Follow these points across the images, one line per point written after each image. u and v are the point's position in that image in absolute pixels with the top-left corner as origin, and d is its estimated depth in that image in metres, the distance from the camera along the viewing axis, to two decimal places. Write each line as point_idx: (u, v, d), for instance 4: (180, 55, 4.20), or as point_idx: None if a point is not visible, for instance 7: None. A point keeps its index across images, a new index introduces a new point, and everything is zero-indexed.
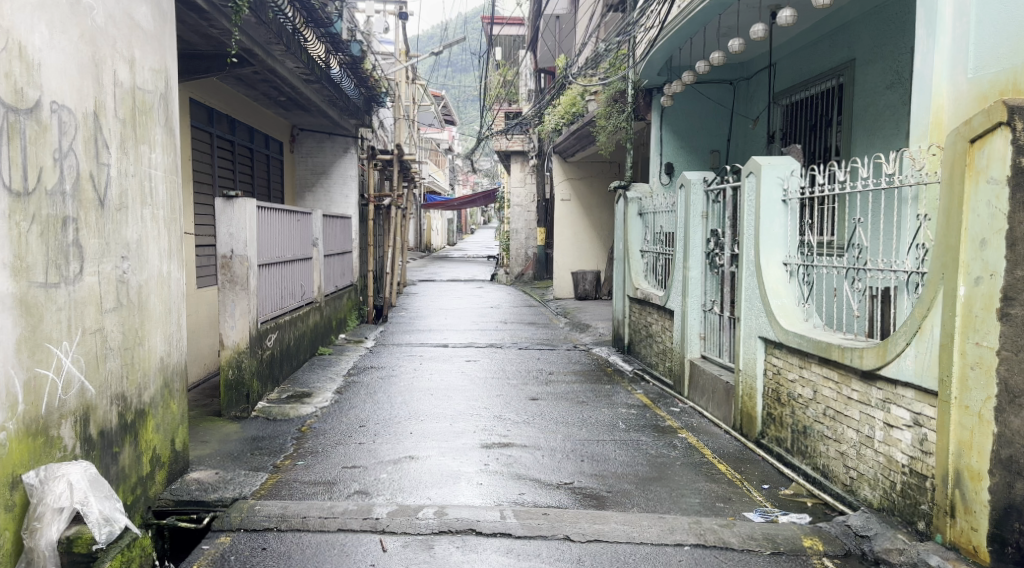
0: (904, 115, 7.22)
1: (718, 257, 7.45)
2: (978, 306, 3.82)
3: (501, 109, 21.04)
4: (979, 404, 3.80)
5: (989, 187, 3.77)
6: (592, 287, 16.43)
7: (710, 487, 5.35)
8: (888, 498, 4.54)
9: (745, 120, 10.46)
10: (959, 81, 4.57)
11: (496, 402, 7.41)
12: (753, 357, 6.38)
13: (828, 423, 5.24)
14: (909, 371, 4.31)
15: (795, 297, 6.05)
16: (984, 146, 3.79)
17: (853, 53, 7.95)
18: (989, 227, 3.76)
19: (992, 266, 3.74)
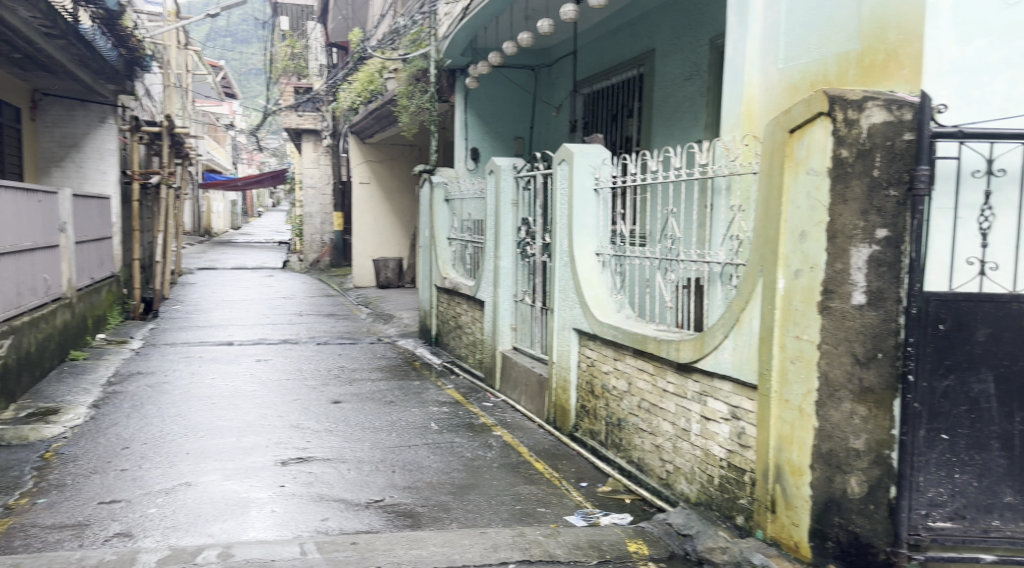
0: (702, 107, 7.33)
1: (528, 246, 7.19)
2: (798, 299, 3.77)
3: (290, 83, 19.76)
4: (799, 398, 3.75)
5: (809, 178, 3.71)
6: (394, 274, 16.01)
7: (529, 491, 5.05)
8: (704, 492, 4.47)
9: (547, 108, 10.51)
10: (769, 71, 4.72)
11: (292, 408, 6.69)
12: (566, 349, 6.18)
13: (643, 415, 5.13)
14: (727, 364, 4.23)
15: (608, 288, 5.91)
16: (805, 136, 3.72)
17: (652, 43, 8.02)
18: (809, 220, 3.71)
19: (812, 258, 3.70)
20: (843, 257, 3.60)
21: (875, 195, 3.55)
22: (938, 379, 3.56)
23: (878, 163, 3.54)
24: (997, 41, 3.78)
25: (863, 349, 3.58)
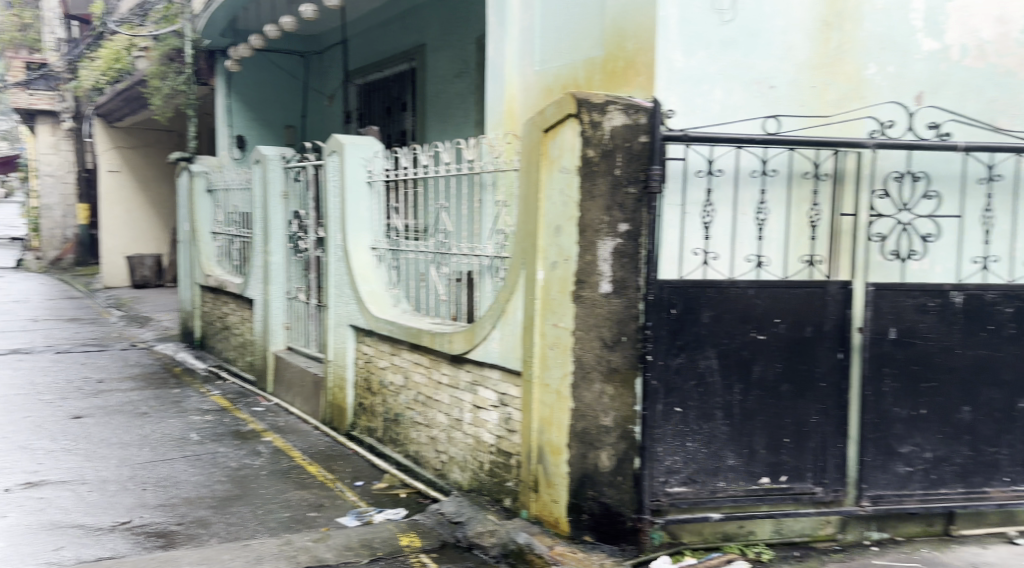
0: (471, 104, 7.52)
1: (301, 240, 6.97)
2: (554, 290, 3.98)
3: (19, 58, 17.61)
4: (557, 381, 3.96)
5: (561, 175, 3.92)
6: (152, 272, 14.87)
7: (299, 496, 4.92)
8: (476, 478, 4.60)
9: (319, 96, 10.30)
10: (527, 73, 4.96)
11: (24, 428, 6.00)
12: (342, 346, 6.08)
13: (419, 409, 5.18)
14: (495, 354, 4.39)
15: (384, 282, 5.89)
16: (557, 135, 3.93)
17: (423, 38, 8.07)
18: (563, 215, 3.92)
19: (566, 251, 3.91)
20: (591, 249, 3.84)
21: (616, 192, 3.82)
22: (673, 357, 3.88)
23: (619, 163, 3.81)
24: (716, 54, 3.93)
25: (610, 334, 3.85)
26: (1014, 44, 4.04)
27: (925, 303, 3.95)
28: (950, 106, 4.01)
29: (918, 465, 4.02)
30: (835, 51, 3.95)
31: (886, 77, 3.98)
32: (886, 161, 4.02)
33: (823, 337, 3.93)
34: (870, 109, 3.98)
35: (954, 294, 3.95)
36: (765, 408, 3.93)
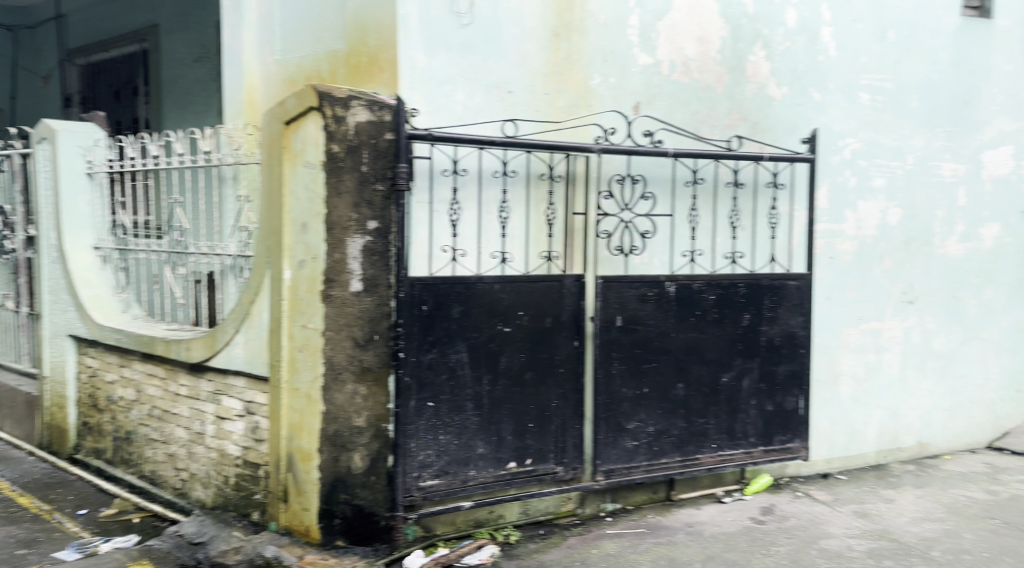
0: (214, 91, 7.06)
1: (6, 241, 6.15)
2: (302, 289, 3.84)
3: None
4: (307, 385, 3.85)
5: (305, 170, 3.80)
6: None
7: (8, 532, 4.37)
8: (221, 494, 4.36)
9: (32, 76, 9.15)
10: (268, 62, 4.81)
11: None
12: (61, 360, 5.46)
13: (154, 424, 4.80)
14: (239, 359, 4.19)
15: (109, 286, 5.40)
16: (299, 129, 3.81)
17: (155, 17, 7.42)
18: (308, 211, 3.81)
19: (313, 249, 3.80)
20: (340, 247, 3.78)
21: (365, 188, 3.80)
22: (424, 353, 3.90)
23: (365, 160, 3.79)
24: (456, 56, 4.02)
25: (362, 333, 3.84)
26: (713, 61, 4.55)
27: (646, 293, 4.34)
28: (660, 116, 4.45)
29: (643, 439, 4.40)
30: (564, 61, 4.22)
31: (609, 88, 4.32)
32: (611, 165, 4.36)
33: (561, 327, 4.17)
34: (596, 117, 4.30)
35: (669, 284, 4.38)
36: (511, 397, 4.10)
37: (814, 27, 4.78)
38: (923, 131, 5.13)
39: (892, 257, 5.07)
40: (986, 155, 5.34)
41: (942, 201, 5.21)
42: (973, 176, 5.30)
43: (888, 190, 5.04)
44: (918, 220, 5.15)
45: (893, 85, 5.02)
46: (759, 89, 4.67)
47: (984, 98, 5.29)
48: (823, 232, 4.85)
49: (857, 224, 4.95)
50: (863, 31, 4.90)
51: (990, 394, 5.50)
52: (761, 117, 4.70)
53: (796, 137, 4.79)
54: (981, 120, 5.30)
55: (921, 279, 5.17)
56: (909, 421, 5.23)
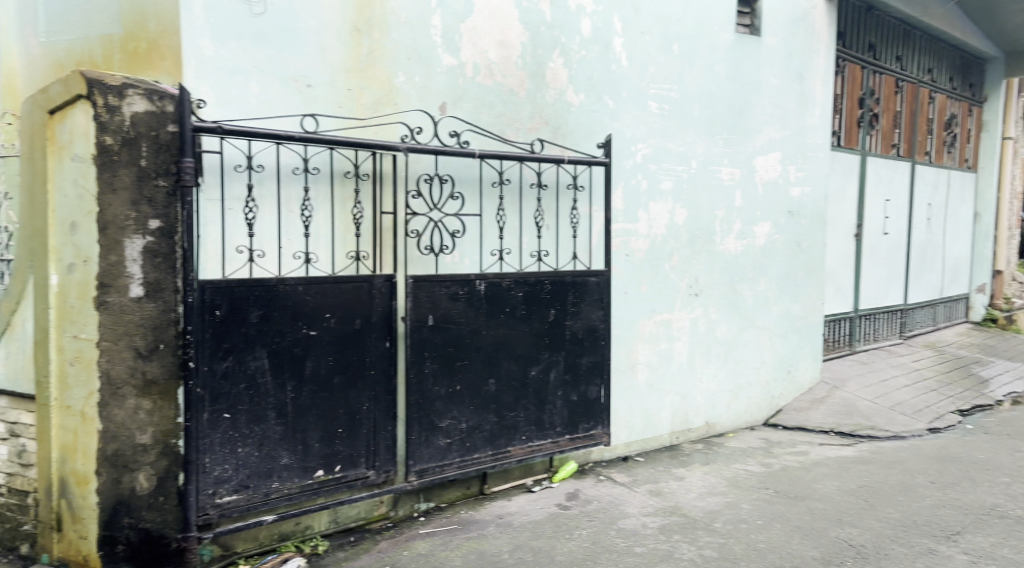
0: None
1: None
2: (72, 296, 3.59)
3: None
4: (80, 402, 3.60)
5: (73, 165, 3.56)
6: None
7: None
8: None
9: None
10: (30, 44, 4.22)
11: None
12: None
13: None
14: (2, 376, 3.86)
15: None
16: (65, 119, 3.58)
17: None
18: (78, 210, 3.56)
19: (84, 252, 3.57)
20: (115, 249, 3.55)
21: (144, 185, 3.57)
22: (218, 362, 3.67)
23: (144, 153, 3.56)
24: (248, 47, 3.82)
25: (144, 343, 3.60)
26: (514, 65, 4.63)
27: (456, 291, 4.33)
28: (466, 117, 4.47)
29: (455, 437, 4.38)
30: (366, 57, 4.12)
31: (413, 87, 4.27)
32: (419, 164, 4.31)
33: (371, 328, 4.06)
34: (401, 115, 4.24)
35: (478, 282, 4.40)
36: (318, 403, 3.94)
37: (606, 38, 5.00)
38: (704, 137, 5.51)
39: (679, 254, 5.42)
40: (759, 161, 5.83)
41: (722, 202, 5.64)
42: (747, 180, 5.77)
43: (675, 192, 5.39)
44: (700, 221, 5.54)
45: (678, 95, 5.35)
46: (558, 94, 4.82)
47: (755, 109, 5.78)
48: (619, 231, 5.10)
49: (649, 224, 5.25)
50: (651, 43, 5.19)
51: (765, 376, 6.03)
52: (561, 122, 4.85)
53: (592, 142, 5.00)
54: (754, 128, 5.78)
55: (704, 272, 5.57)
56: (696, 404, 5.60)
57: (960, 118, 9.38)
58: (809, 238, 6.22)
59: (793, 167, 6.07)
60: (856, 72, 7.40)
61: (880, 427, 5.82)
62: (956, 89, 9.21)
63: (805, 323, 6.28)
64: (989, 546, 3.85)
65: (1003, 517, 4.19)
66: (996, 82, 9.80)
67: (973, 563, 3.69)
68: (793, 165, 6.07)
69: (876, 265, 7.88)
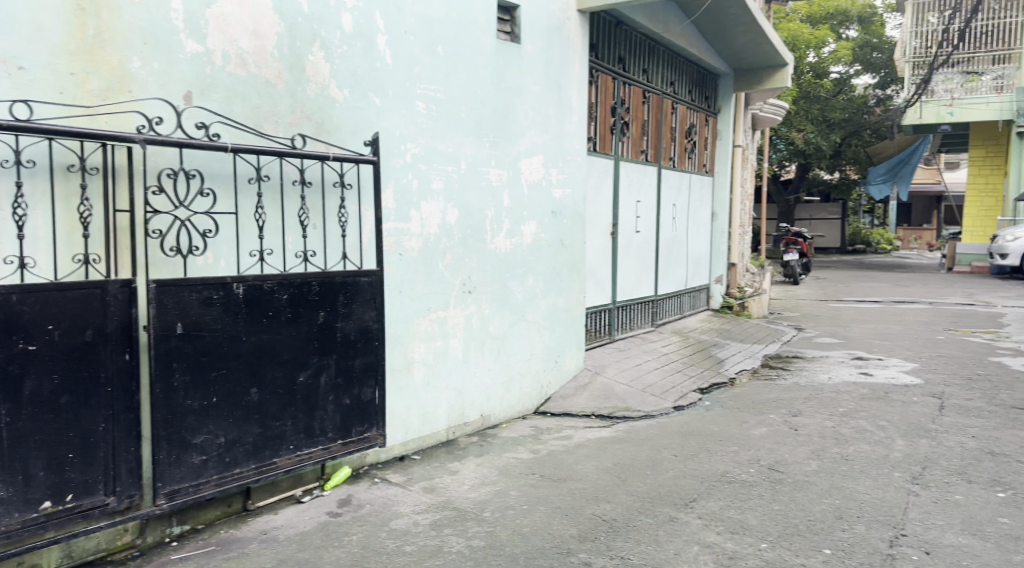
0: None
1: None
2: None
3: None
4: None
5: None
6: None
7: None
8: None
9: None
10: None
11: None
12: None
13: None
14: None
15: None
16: None
17: None
18: None
19: None
20: None
21: None
22: None
23: None
24: None
25: None
26: (270, 56, 4.38)
27: (210, 295, 4.04)
28: (216, 108, 4.17)
29: (211, 452, 4.10)
30: (92, 39, 3.73)
31: (152, 74, 3.92)
32: (160, 158, 3.98)
33: (106, 340, 3.69)
34: (138, 104, 3.89)
35: (235, 285, 4.14)
36: (43, 426, 3.54)
37: (370, 34, 4.85)
38: (472, 139, 5.55)
39: (452, 252, 5.43)
40: (523, 163, 6.00)
41: (491, 202, 5.74)
42: (513, 181, 5.92)
43: (446, 192, 5.38)
44: (471, 220, 5.58)
45: (445, 97, 5.33)
46: (321, 89, 4.62)
47: (518, 113, 5.93)
48: (391, 231, 5.00)
49: (421, 223, 5.20)
50: (415, 44, 5.10)
51: (535, 367, 6.24)
52: (326, 118, 4.66)
53: (359, 139, 4.84)
54: (518, 132, 5.94)
55: (476, 270, 5.64)
56: (472, 397, 5.66)
57: (698, 128, 10.28)
58: (571, 237, 6.54)
59: (555, 170, 6.33)
60: (608, 82, 7.90)
61: (635, 409, 6.27)
62: (694, 101, 10.14)
63: (569, 316, 6.60)
64: (721, 508, 4.26)
65: (733, 482, 4.66)
66: (727, 96, 10.91)
67: (707, 525, 4.06)
68: (554, 168, 6.33)
69: (629, 261, 8.48)
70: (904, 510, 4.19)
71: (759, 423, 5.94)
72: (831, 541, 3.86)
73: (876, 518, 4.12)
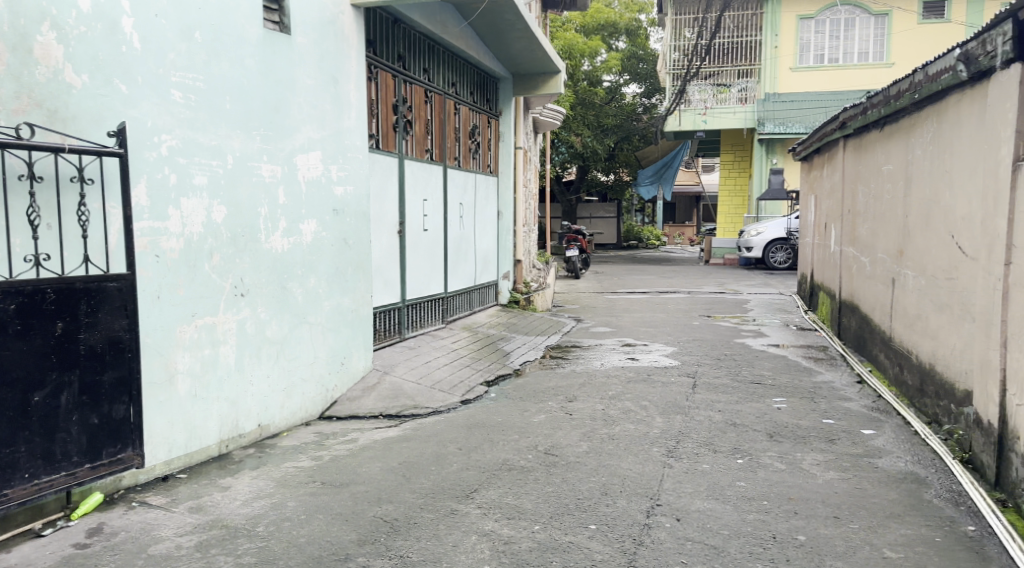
0: None
1: None
2: None
3: None
4: None
5: None
6: None
7: None
8: None
9: None
10: None
11: None
12: None
13: None
14: None
15: None
16: None
17: None
18: None
19: None
20: None
21: None
22: None
23: None
24: None
25: None
26: None
27: None
28: None
29: None
30: None
31: None
32: None
33: None
34: None
35: None
36: None
37: (113, 15, 4.40)
38: (239, 132, 5.21)
39: (220, 253, 5.08)
40: (299, 158, 5.72)
41: (264, 199, 5.42)
42: (289, 177, 5.63)
43: (211, 188, 5.02)
44: (241, 218, 5.24)
45: (205, 86, 4.97)
46: (52, 73, 4.15)
47: (291, 107, 5.63)
48: (145, 230, 4.59)
49: (182, 221, 4.82)
50: (168, 29, 4.71)
51: (319, 371, 6.00)
52: (60, 105, 4.20)
53: (103, 130, 4.40)
54: (292, 126, 5.65)
55: (250, 272, 5.32)
56: (247, 407, 5.32)
57: (481, 129, 10.47)
58: (354, 235, 6.37)
59: (335, 167, 6.11)
60: (388, 79, 7.81)
61: (422, 406, 6.27)
62: (476, 102, 10.31)
63: (355, 316, 6.44)
64: (498, 496, 4.36)
65: (512, 469, 4.79)
66: (506, 100, 11.20)
67: (485, 515, 4.13)
68: (334, 165, 6.11)
69: (417, 259, 8.45)
70: (659, 482, 4.53)
71: (538, 411, 6.16)
72: (596, 517, 4.07)
73: (635, 491, 4.41)
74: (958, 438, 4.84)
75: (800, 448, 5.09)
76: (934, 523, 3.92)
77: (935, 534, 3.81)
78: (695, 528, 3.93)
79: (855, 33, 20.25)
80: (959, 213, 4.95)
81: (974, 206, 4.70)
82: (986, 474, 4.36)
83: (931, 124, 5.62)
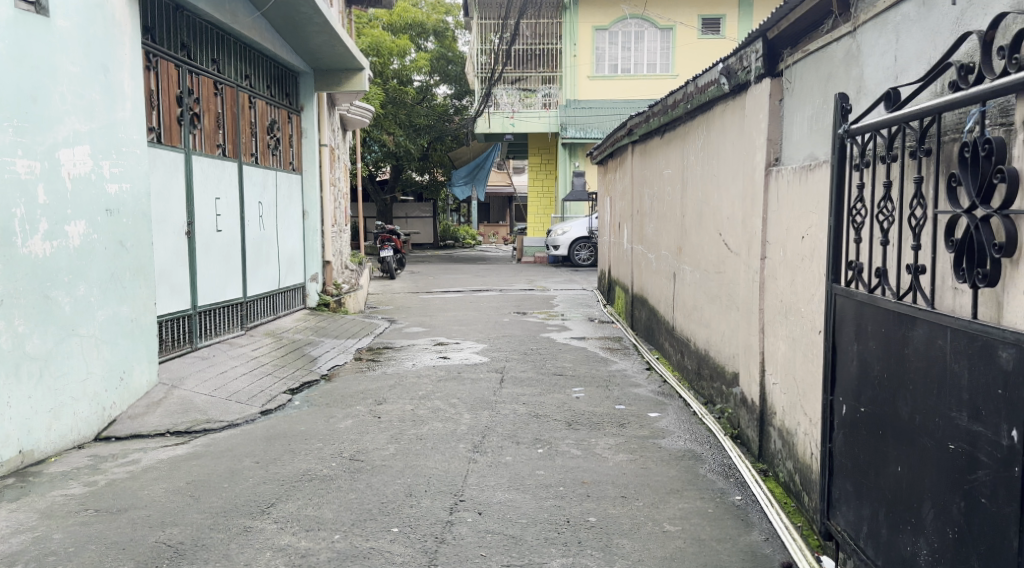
0: None
1: None
2: None
3: None
4: None
5: None
6: None
7: None
8: None
9: None
10: None
11: None
12: None
13: None
14: None
15: None
16: None
17: None
18: None
19: None
20: None
21: None
22: None
23: None
24: None
25: None
26: None
27: None
28: None
29: None
30: None
31: None
32: None
33: None
34: None
35: None
36: None
37: None
38: None
39: None
40: (62, 153, 5.20)
41: (19, 198, 4.88)
42: (50, 174, 5.11)
43: None
44: None
45: None
46: None
47: (52, 97, 5.11)
48: None
49: None
50: None
51: (94, 388, 5.50)
52: None
53: None
54: (53, 118, 5.13)
55: (5, 280, 4.77)
56: (6, 431, 4.78)
57: (280, 124, 10.09)
58: (131, 238, 5.90)
59: (106, 163, 5.63)
60: (171, 70, 7.31)
61: (216, 419, 5.93)
62: (274, 97, 9.92)
63: (135, 326, 5.97)
64: (297, 508, 4.20)
65: (314, 479, 4.64)
66: (308, 95, 10.87)
67: (282, 529, 3.97)
68: (106, 160, 5.63)
69: (211, 262, 8.00)
70: (464, 478, 4.58)
71: (345, 417, 6.01)
72: (399, 520, 4.04)
73: (440, 489, 4.43)
74: (729, 416, 5.30)
75: (594, 434, 5.35)
76: (707, 496, 4.25)
77: (707, 506, 4.13)
78: (495, 520, 4.00)
79: (644, 45, 21.58)
80: (724, 212, 5.40)
81: (735, 206, 5.16)
82: (751, 447, 4.81)
83: (700, 132, 6.10)
